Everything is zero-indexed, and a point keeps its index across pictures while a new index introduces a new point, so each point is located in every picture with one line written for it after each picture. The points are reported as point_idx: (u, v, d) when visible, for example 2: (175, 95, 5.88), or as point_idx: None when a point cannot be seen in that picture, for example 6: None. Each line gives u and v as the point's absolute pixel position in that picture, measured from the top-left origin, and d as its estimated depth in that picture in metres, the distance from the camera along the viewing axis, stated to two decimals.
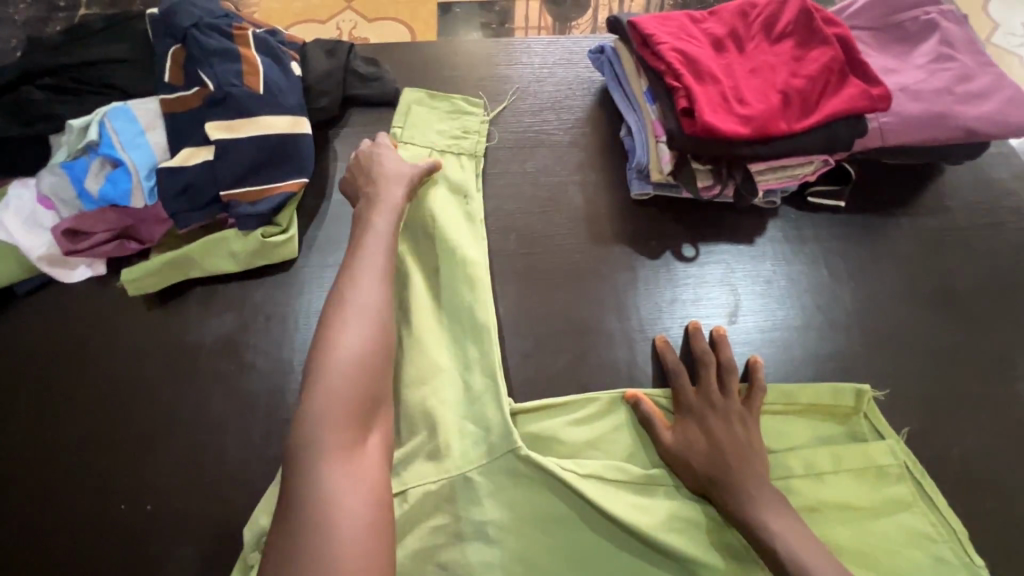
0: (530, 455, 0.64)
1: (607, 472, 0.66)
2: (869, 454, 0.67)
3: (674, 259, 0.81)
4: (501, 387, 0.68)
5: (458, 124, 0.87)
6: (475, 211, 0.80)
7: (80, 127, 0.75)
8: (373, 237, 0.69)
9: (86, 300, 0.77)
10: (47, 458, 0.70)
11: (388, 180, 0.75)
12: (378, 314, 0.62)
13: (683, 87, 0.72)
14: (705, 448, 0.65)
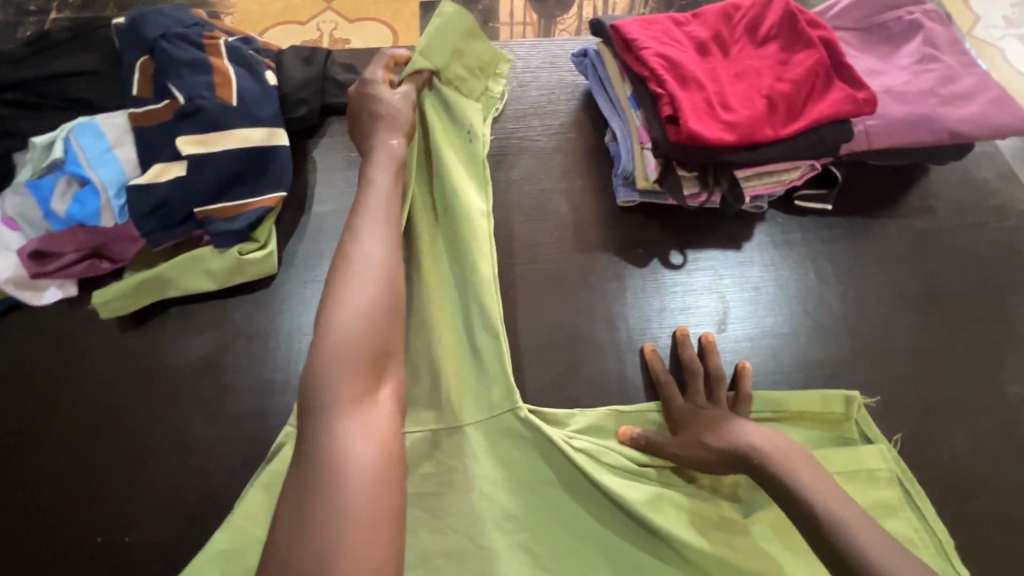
0: (529, 417, 0.64)
1: (608, 457, 0.65)
2: (861, 456, 0.66)
3: (662, 266, 0.80)
4: (505, 344, 0.67)
5: (481, 52, 0.84)
6: (479, 153, 0.79)
7: (44, 144, 0.72)
8: (371, 190, 0.66)
9: (57, 324, 0.75)
10: (19, 487, 0.68)
11: (383, 131, 0.71)
12: (386, 265, 0.59)
13: (667, 94, 0.70)
14: (707, 424, 0.64)
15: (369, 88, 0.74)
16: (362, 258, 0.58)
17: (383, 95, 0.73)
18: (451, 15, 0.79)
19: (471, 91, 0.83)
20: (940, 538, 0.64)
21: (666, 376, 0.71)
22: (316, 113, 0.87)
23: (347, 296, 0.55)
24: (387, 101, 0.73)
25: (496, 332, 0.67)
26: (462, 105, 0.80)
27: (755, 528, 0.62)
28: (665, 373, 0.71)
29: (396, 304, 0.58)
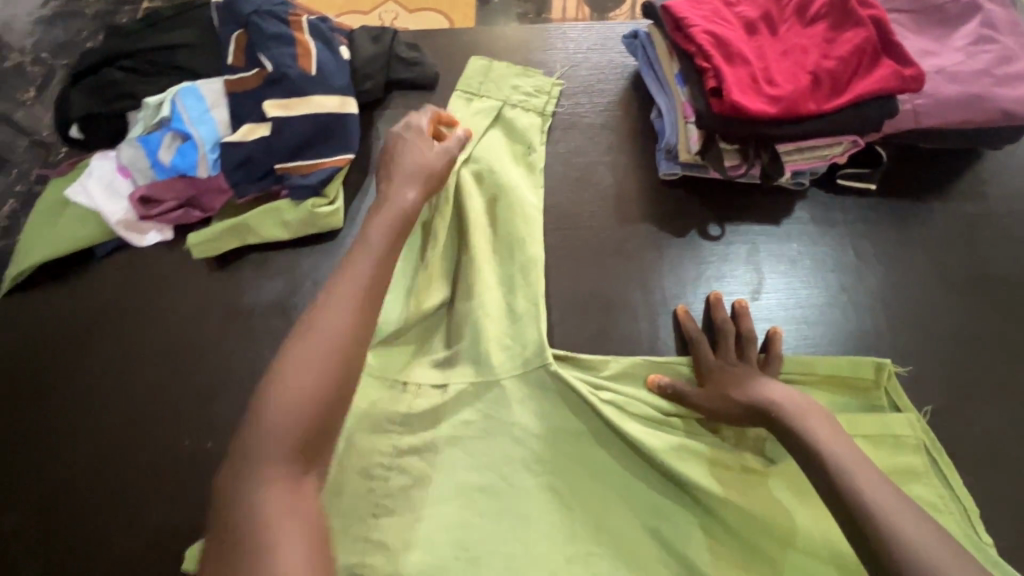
0: (559, 371, 0.70)
1: (631, 406, 0.69)
2: (888, 422, 0.68)
3: (700, 237, 0.84)
4: (542, 313, 0.74)
5: (533, 83, 0.94)
6: (536, 162, 0.88)
7: (155, 104, 0.83)
8: (363, 252, 0.64)
9: (155, 262, 0.85)
10: (118, 402, 0.78)
11: (401, 177, 0.73)
12: (343, 341, 0.57)
13: (712, 68, 0.73)
14: (731, 380, 0.68)
15: (403, 139, 0.77)
16: (318, 333, 0.57)
17: (419, 149, 0.76)
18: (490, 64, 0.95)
19: (533, 111, 0.92)
20: (965, 506, 0.65)
21: (695, 337, 0.74)
22: (381, 86, 0.95)
23: (292, 369, 0.55)
24: (419, 157, 0.75)
25: (535, 297, 0.76)
26: (523, 124, 0.90)
27: (774, 480, 0.65)
28: (695, 335, 0.74)
29: (346, 383, 0.56)
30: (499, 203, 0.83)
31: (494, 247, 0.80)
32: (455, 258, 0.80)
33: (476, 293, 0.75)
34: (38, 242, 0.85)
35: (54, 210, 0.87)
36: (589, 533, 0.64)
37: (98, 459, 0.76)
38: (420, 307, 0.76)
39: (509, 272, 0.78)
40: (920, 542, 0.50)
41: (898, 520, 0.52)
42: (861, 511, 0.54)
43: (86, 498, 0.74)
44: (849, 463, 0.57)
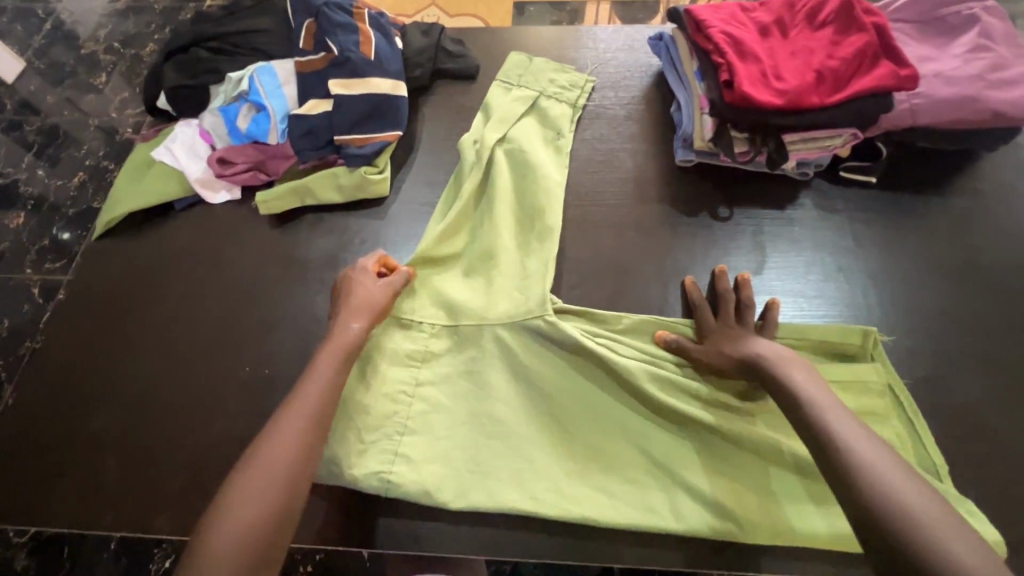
0: (555, 321, 0.77)
1: (628, 352, 0.77)
2: (862, 372, 0.75)
3: (711, 219, 0.92)
4: (549, 271, 0.82)
5: (567, 78, 1.03)
6: (564, 146, 0.97)
7: (236, 80, 0.96)
8: (310, 382, 0.67)
9: (225, 217, 0.97)
10: (184, 332, 0.87)
11: (345, 321, 0.74)
12: (285, 474, 0.60)
13: (726, 63, 0.82)
14: (725, 337, 0.76)
15: (352, 278, 0.80)
16: (260, 467, 0.60)
17: (364, 284, 0.79)
18: (524, 59, 1.04)
19: (565, 102, 1.01)
20: (937, 463, 0.72)
21: (696, 300, 0.82)
22: (429, 74, 1.06)
23: (229, 507, 0.58)
24: (365, 289, 0.78)
25: (547, 258, 0.84)
26: (556, 113, 0.99)
27: (761, 418, 0.73)
28: (698, 300, 0.81)
29: (286, 515, 0.59)
30: (523, 176, 0.91)
31: (522, 215, 0.89)
32: (484, 220, 0.88)
33: (497, 255, 0.84)
34: (126, 196, 0.97)
35: (141, 170, 1.00)
36: (595, 461, 0.73)
37: (161, 376, 0.84)
38: (452, 263, 0.87)
39: (528, 238, 0.87)
40: (895, 479, 0.55)
41: (878, 460, 0.57)
42: (843, 451, 0.58)
43: (146, 411, 0.82)
44: (832, 411, 0.62)
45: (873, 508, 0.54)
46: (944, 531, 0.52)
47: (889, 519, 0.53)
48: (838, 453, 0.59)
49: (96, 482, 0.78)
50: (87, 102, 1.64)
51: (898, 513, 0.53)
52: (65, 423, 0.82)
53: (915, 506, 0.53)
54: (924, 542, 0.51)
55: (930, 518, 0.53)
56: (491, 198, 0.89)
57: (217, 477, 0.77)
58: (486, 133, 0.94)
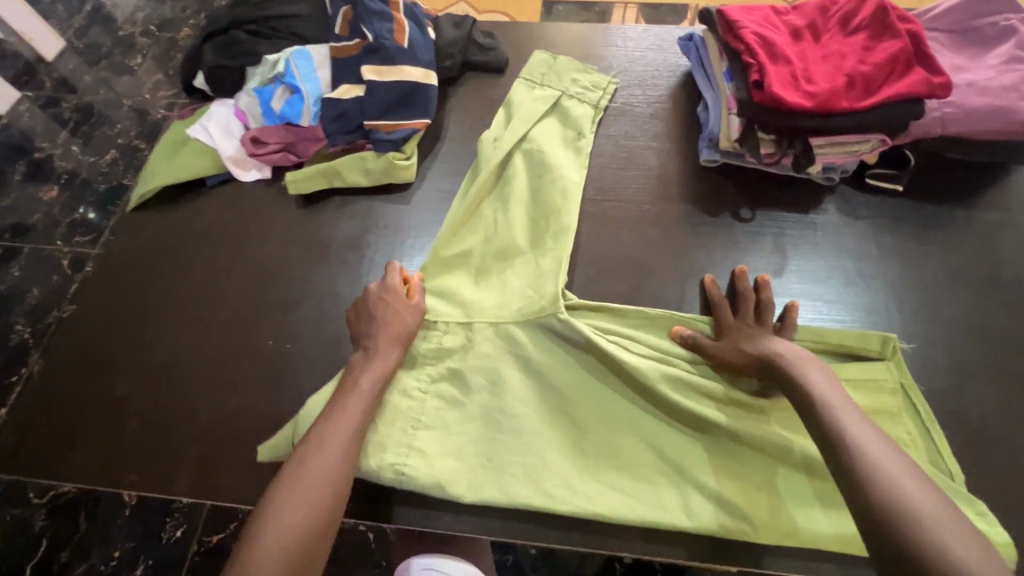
0: (567, 319, 0.78)
1: (634, 346, 0.79)
2: (872, 369, 0.75)
3: (732, 220, 0.92)
4: (564, 270, 0.83)
5: (590, 78, 1.04)
6: (584, 146, 0.97)
7: (272, 62, 0.98)
8: (355, 395, 0.70)
9: (254, 195, 0.99)
10: (210, 304, 0.90)
11: (382, 358, 0.74)
12: (335, 480, 0.63)
13: (757, 64, 0.83)
14: (742, 334, 0.76)
15: (379, 295, 0.79)
16: (311, 471, 0.62)
17: (395, 308, 0.78)
18: (547, 57, 1.06)
19: (587, 103, 1.02)
20: (953, 471, 0.71)
21: (717, 298, 0.82)
22: (459, 66, 1.08)
23: (287, 507, 0.60)
24: (394, 313, 0.78)
25: (560, 258, 0.84)
26: (577, 113, 1.00)
27: (772, 416, 0.73)
28: (718, 298, 0.81)
29: (330, 521, 0.61)
30: (540, 176, 0.92)
31: (542, 206, 0.90)
32: (500, 218, 0.89)
33: (509, 258, 0.86)
34: (161, 170, 1.00)
35: (176, 147, 1.03)
36: (605, 449, 0.74)
37: (189, 345, 0.87)
38: (467, 258, 0.87)
39: (542, 236, 0.88)
40: (912, 490, 0.55)
41: (896, 470, 0.57)
42: (859, 456, 0.58)
43: (171, 379, 0.84)
44: (851, 418, 0.62)
45: (885, 517, 0.54)
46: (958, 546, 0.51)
47: (902, 528, 0.53)
48: (853, 458, 0.58)
49: (120, 444, 0.80)
50: (121, 82, 1.68)
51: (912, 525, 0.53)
52: (94, 385, 0.85)
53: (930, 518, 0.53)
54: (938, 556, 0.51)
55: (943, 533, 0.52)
56: (509, 200, 0.90)
57: (237, 446, 0.79)
58: (505, 135, 0.96)
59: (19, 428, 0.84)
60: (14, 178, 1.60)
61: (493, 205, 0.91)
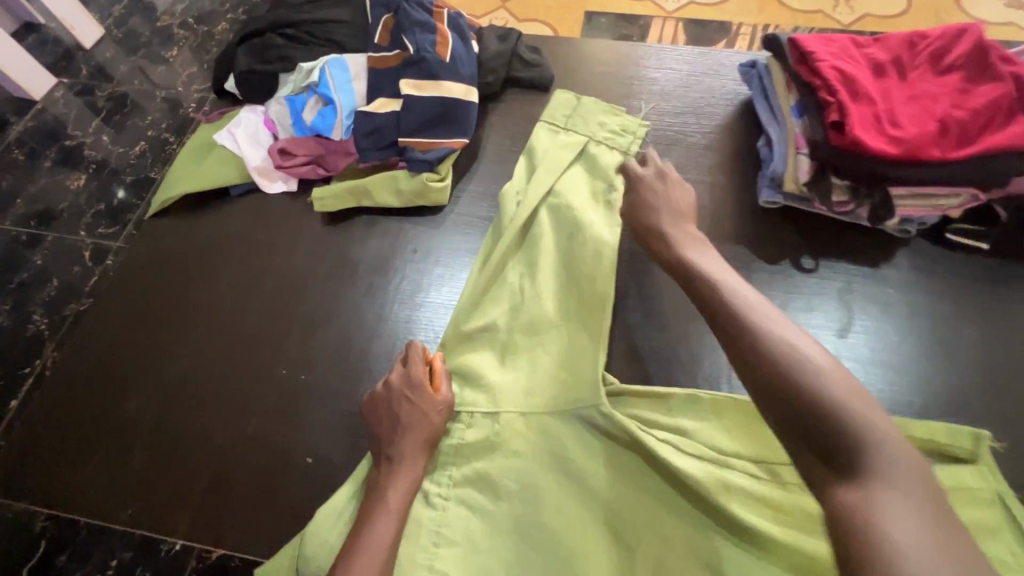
0: (611, 414, 0.69)
1: (686, 446, 0.69)
2: (957, 472, 0.65)
3: (793, 268, 0.84)
4: (603, 352, 0.74)
5: (618, 121, 0.94)
6: (616, 200, 0.86)
7: (307, 70, 0.93)
8: (382, 517, 0.63)
9: (278, 208, 0.94)
10: (223, 322, 0.84)
11: (406, 469, 0.66)
12: None
13: (837, 102, 0.75)
14: (652, 200, 0.78)
15: (399, 391, 0.71)
16: None
17: (420, 412, 0.70)
18: (571, 98, 0.97)
19: (617, 148, 0.91)
20: None
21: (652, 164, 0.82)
22: (501, 81, 1.02)
23: None
24: (416, 410, 0.70)
25: (597, 335, 0.75)
26: (606, 161, 0.89)
27: None
28: (638, 170, 0.81)
29: None
30: (572, 238, 0.83)
31: (583, 248, 0.82)
32: (525, 286, 0.81)
33: (541, 330, 0.78)
34: (185, 176, 0.95)
35: (202, 152, 0.98)
36: (647, 530, 0.66)
37: (197, 366, 0.81)
38: (489, 330, 0.79)
39: (575, 305, 0.79)
40: (849, 398, 0.49)
41: (829, 377, 0.50)
42: (788, 363, 0.51)
43: (176, 403, 0.78)
44: (776, 319, 0.56)
45: (808, 429, 0.49)
46: (898, 459, 0.46)
47: (824, 435, 0.48)
48: (777, 366, 0.51)
49: (120, 471, 0.75)
50: (155, 73, 1.65)
51: (845, 436, 0.47)
52: (97, 404, 0.80)
53: (862, 426, 0.47)
54: (865, 466, 0.46)
55: (885, 442, 0.46)
56: (536, 264, 0.82)
57: (241, 485, 0.73)
58: (530, 189, 0.87)
59: (17, 446, 0.79)
60: (44, 165, 1.57)
61: (531, 244, 0.84)
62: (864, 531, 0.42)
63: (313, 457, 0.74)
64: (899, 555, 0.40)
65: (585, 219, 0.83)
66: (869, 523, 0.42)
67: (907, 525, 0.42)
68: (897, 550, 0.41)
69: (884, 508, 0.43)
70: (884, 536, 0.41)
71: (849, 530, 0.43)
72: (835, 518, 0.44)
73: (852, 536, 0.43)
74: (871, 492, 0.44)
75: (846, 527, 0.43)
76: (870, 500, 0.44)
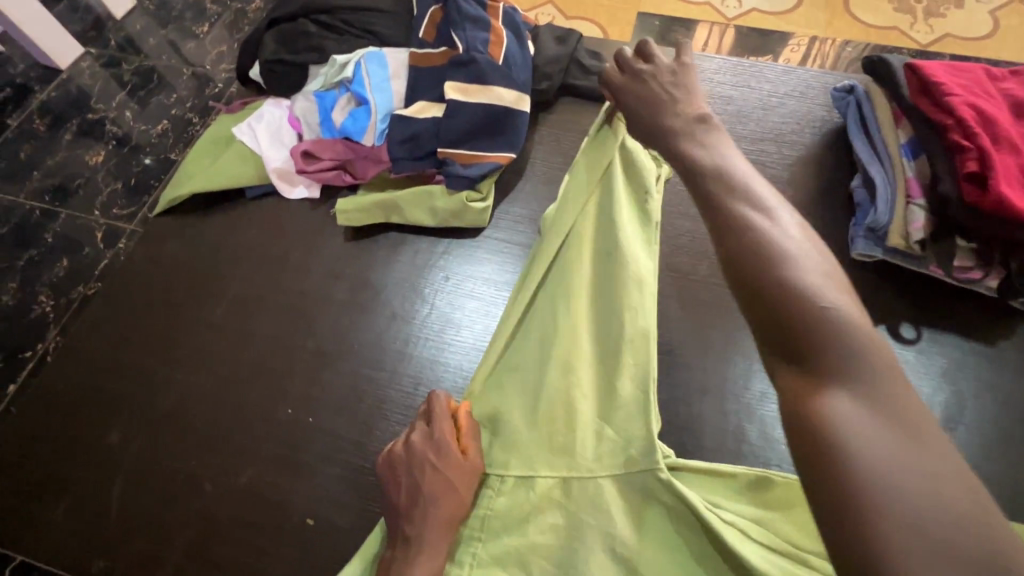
0: (671, 482, 0.57)
1: (756, 532, 0.56)
2: None
3: (891, 338, 0.71)
4: (654, 404, 0.61)
5: None
6: (654, 210, 0.72)
7: (341, 63, 0.83)
8: None
9: (295, 217, 0.83)
10: (226, 347, 0.74)
11: (426, 556, 0.56)
12: None
13: (975, 148, 0.61)
14: (644, 108, 0.56)
15: (419, 453, 0.61)
16: None
17: (444, 480, 0.59)
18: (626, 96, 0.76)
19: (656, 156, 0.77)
20: None
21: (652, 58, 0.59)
22: (556, 89, 0.89)
23: None
24: (440, 477, 0.59)
25: (646, 383, 0.63)
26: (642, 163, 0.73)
27: None
28: (635, 63, 0.58)
29: None
30: (608, 261, 0.70)
31: (621, 270, 0.68)
32: (556, 318, 0.68)
33: (574, 367, 0.64)
34: (197, 173, 0.85)
35: (218, 147, 0.88)
36: None
37: (194, 396, 0.71)
38: (518, 372, 0.67)
39: (614, 340, 0.66)
40: (828, 292, 0.39)
41: (815, 279, 0.40)
42: (771, 258, 0.41)
43: (167, 438, 0.69)
44: (767, 207, 0.45)
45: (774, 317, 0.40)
46: (883, 369, 0.36)
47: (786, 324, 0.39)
48: (750, 254, 0.42)
49: (97, 516, 0.66)
50: (184, 49, 1.37)
51: (823, 341, 0.37)
52: (80, 431, 0.71)
53: (846, 331, 0.37)
54: (840, 376, 0.36)
55: (869, 352, 0.37)
56: (569, 290, 0.69)
57: (233, 544, 0.63)
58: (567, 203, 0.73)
59: None
60: (64, 138, 1.28)
61: (565, 269, 0.70)
62: (823, 444, 0.34)
63: (313, 518, 0.64)
64: (862, 472, 0.33)
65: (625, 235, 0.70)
66: (833, 435, 0.34)
67: (878, 441, 0.33)
68: (852, 459, 0.33)
69: (851, 421, 0.34)
70: (846, 451, 0.33)
71: (805, 442, 0.35)
72: (793, 428, 0.36)
73: (809, 450, 0.35)
74: (838, 401, 0.35)
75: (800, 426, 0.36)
76: (838, 411, 0.35)
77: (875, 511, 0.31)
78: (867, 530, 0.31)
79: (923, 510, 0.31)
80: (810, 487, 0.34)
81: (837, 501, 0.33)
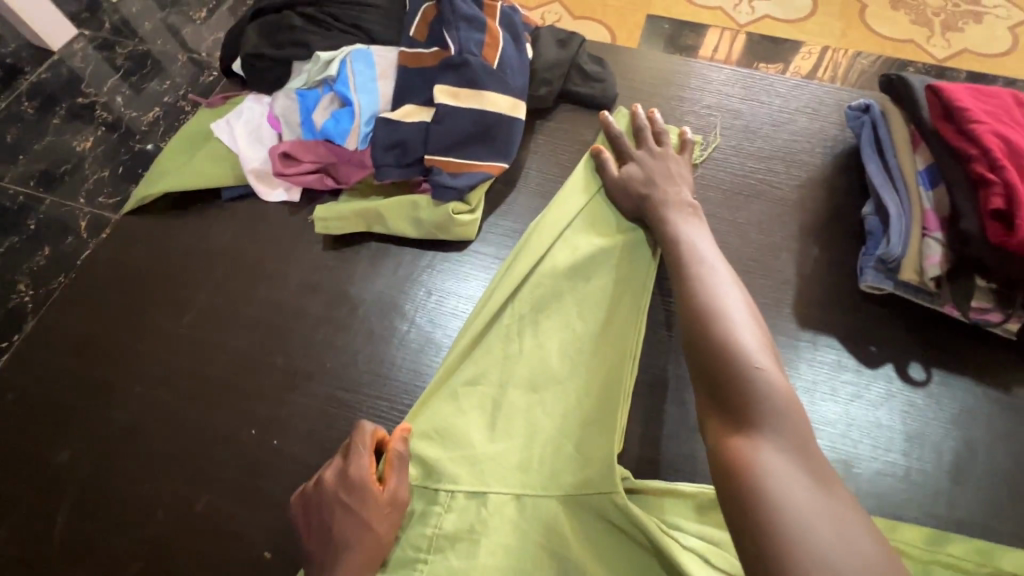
0: (627, 506, 0.54)
1: (721, 561, 0.53)
2: None
3: (898, 377, 0.66)
4: (620, 418, 0.59)
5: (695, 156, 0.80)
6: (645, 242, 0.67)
7: (325, 60, 0.78)
8: None
9: (272, 221, 0.79)
10: (192, 360, 0.70)
11: None
12: None
13: (1002, 182, 0.57)
14: (642, 175, 0.68)
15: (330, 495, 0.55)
16: None
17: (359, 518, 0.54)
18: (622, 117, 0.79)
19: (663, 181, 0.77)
20: None
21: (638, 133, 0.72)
22: (554, 94, 0.84)
23: None
24: (355, 516, 0.54)
25: (616, 405, 0.59)
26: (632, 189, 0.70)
27: None
28: (621, 139, 0.73)
29: None
30: (588, 285, 0.67)
31: (606, 299, 0.66)
32: (523, 338, 0.65)
33: (543, 393, 0.62)
34: (172, 170, 0.81)
35: (196, 143, 0.83)
36: None
37: (154, 413, 0.67)
38: (481, 393, 0.63)
39: (592, 372, 0.62)
40: (755, 355, 0.48)
41: (748, 343, 0.49)
42: (713, 321, 0.51)
43: (122, 458, 0.65)
44: (715, 280, 0.55)
45: (712, 377, 0.48)
46: (797, 422, 0.44)
47: (721, 382, 0.47)
48: (700, 321, 0.51)
49: (41, 539, 0.62)
50: (183, 33, 1.28)
51: (748, 394, 0.46)
52: (30, 446, 0.66)
53: (767, 384, 0.46)
54: (758, 422, 0.44)
55: (789, 410, 0.45)
56: (541, 308, 0.66)
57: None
58: (545, 219, 0.71)
59: None
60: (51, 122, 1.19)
61: (541, 289, 0.67)
62: (743, 476, 0.41)
63: (272, 551, 0.60)
64: (772, 500, 0.39)
65: (612, 272, 0.67)
66: (750, 467, 0.42)
67: (787, 477, 0.41)
68: (769, 496, 0.40)
69: (767, 460, 0.42)
70: (761, 480, 0.41)
71: (728, 475, 0.42)
72: (722, 470, 0.43)
73: (730, 483, 0.42)
74: (756, 439, 0.43)
75: (728, 469, 0.43)
76: (756, 450, 0.43)
77: (781, 531, 0.38)
78: (776, 543, 0.38)
79: (820, 533, 0.37)
80: (730, 509, 0.41)
81: (750, 524, 0.39)
